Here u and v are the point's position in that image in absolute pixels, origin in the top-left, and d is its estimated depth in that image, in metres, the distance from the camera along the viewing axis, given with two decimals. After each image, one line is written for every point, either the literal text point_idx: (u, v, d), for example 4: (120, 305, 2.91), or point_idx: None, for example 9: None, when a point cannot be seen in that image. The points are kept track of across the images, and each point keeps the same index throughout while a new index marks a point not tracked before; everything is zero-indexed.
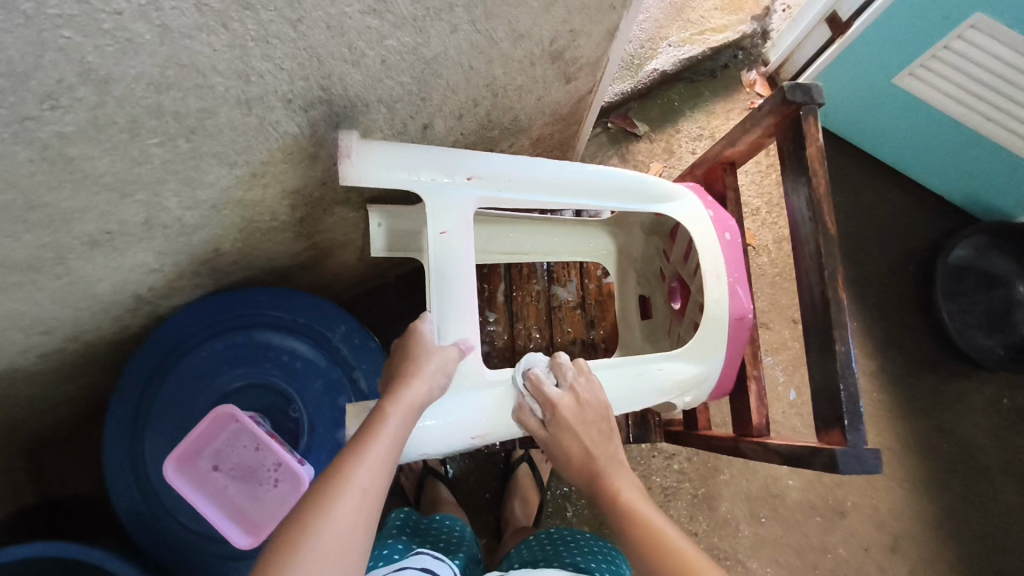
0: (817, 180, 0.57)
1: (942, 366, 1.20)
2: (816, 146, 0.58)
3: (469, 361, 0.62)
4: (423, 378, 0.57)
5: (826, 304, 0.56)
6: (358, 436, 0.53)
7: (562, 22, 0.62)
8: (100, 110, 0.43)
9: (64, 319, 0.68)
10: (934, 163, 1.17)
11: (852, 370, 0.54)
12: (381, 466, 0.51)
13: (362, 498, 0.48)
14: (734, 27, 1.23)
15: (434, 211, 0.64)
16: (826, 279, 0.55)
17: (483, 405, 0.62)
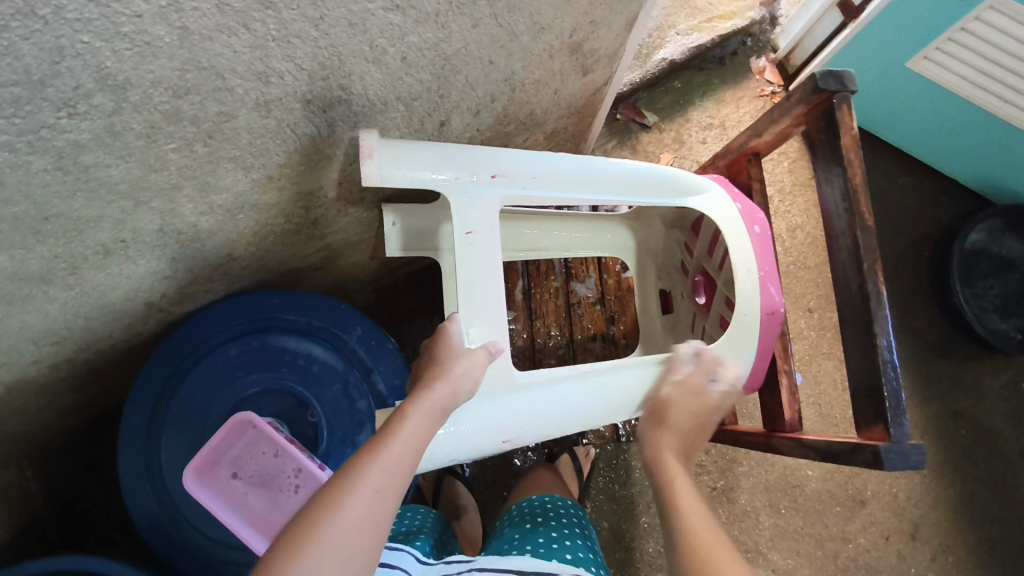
0: (853, 170, 0.56)
1: (959, 353, 1.19)
2: (851, 135, 0.57)
3: (499, 362, 0.60)
4: (447, 382, 0.56)
5: (865, 298, 0.55)
6: (377, 436, 0.52)
7: (583, 13, 0.60)
8: (117, 116, 0.42)
9: (78, 329, 0.67)
10: (950, 148, 1.16)
11: (893, 365, 0.53)
12: (397, 467, 0.49)
13: (373, 497, 0.46)
14: (742, 15, 1.22)
15: (458, 210, 0.61)
16: (866, 272, 0.54)
17: (514, 409, 0.61)
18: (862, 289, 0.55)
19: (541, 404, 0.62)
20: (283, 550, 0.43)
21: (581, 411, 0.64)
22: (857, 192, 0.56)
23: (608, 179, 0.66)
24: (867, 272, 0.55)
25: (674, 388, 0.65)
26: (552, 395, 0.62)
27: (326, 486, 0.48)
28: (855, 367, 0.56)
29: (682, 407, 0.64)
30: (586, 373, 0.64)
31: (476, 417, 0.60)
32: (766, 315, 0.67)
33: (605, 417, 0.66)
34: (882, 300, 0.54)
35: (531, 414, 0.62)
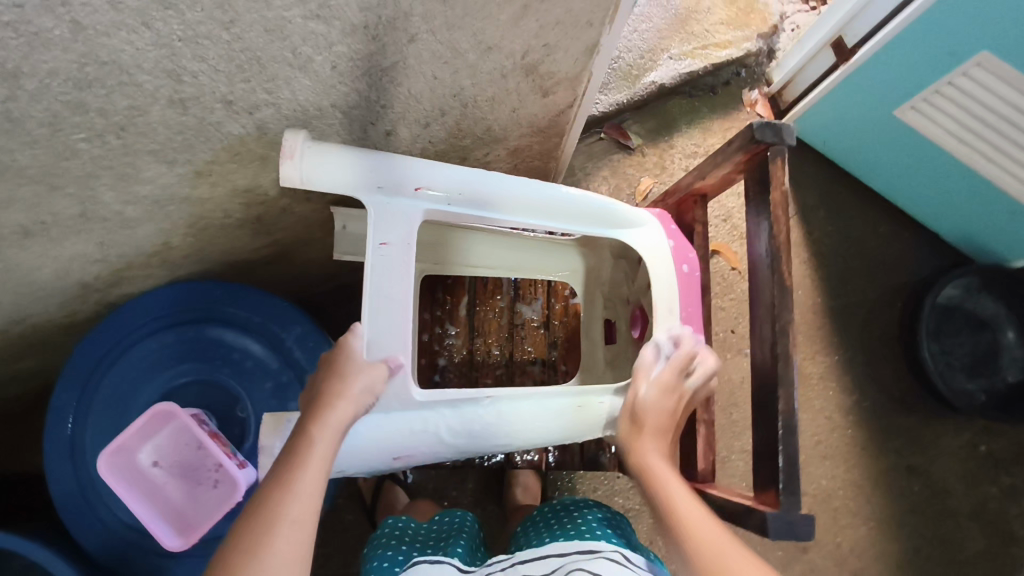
0: (779, 226, 0.57)
1: (921, 408, 1.17)
2: (781, 190, 0.58)
3: (397, 380, 0.59)
4: (347, 398, 0.54)
5: (776, 359, 0.56)
6: (283, 462, 0.50)
7: (534, 37, 0.59)
8: (13, 103, 0.41)
9: (5, 303, 0.66)
10: (929, 200, 1.14)
11: (793, 430, 0.55)
12: (312, 496, 0.49)
13: (293, 531, 0.47)
14: (739, 45, 1.20)
15: (376, 218, 0.60)
16: (778, 331, 0.56)
17: (409, 425, 0.61)
18: (776, 347, 0.56)
19: (437, 426, 0.62)
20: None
21: (471, 436, 0.63)
22: (779, 250, 0.57)
23: (540, 204, 0.66)
24: (780, 333, 0.56)
25: (651, 391, 0.64)
26: (452, 414, 0.62)
27: (242, 520, 0.47)
28: (765, 423, 0.57)
29: (658, 411, 0.64)
30: (480, 399, 0.63)
31: (371, 431, 0.60)
32: None
33: (497, 444, 0.65)
34: (790, 362, 0.56)
35: (426, 434, 0.62)
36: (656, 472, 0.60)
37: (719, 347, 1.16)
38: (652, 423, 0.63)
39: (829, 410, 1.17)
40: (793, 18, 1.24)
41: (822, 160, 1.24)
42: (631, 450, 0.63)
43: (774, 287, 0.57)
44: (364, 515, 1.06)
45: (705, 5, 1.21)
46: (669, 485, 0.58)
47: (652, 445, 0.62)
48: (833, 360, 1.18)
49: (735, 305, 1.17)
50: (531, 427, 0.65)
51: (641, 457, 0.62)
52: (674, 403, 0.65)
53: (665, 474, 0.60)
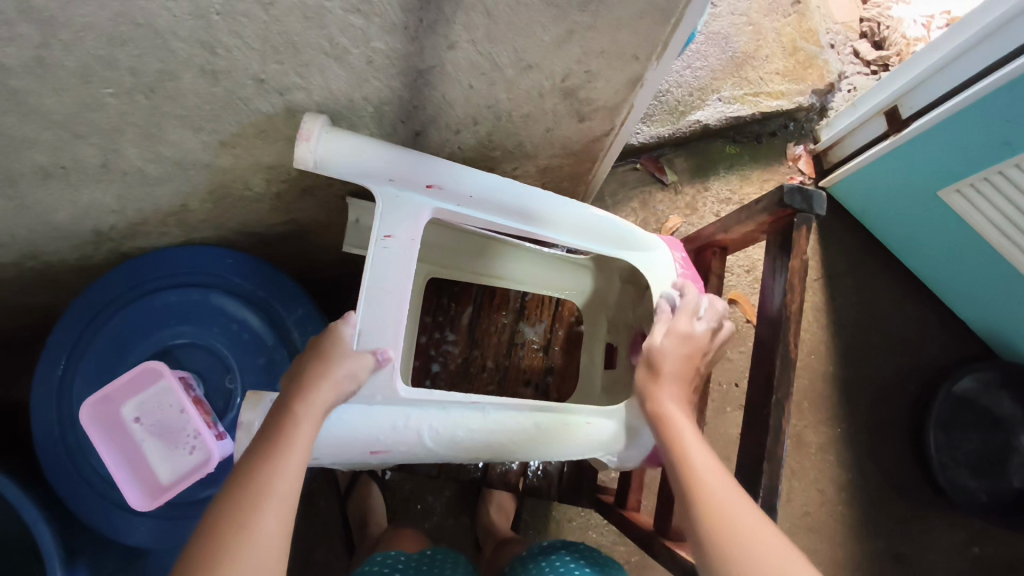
0: (792, 297, 0.56)
1: (917, 498, 1.14)
2: (800, 260, 0.57)
3: (382, 373, 0.56)
4: (327, 380, 0.52)
5: (766, 433, 0.55)
6: (265, 438, 0.48)
7: (577, 62, 0.58)
8: (46, 50, 0.41)
9: (18, 237, 0.67)
10: (961, 288, 1.10)
11: (773, 509, 0.54)
12: (297, 472, 0.47)
13: (280, 503, 0.45)
14: (792, 97, 1.18)
15: (382, 210, 0.57)
16: (773, 404, 0.55)
17: (391, 419, 0.57)
18: (768, 422, 0.55)
19: (422, 425, 0.58)
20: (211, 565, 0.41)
21: (454, 443, 0.59)
22: (789, 320, 0.56)
23: (555, 217, 0.64)
24: (775, 406, 0.55)
25: (667, 339, 0.63)
26: (436, 413, 0.58)
27: (225, 492, 0.45)
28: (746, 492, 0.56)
29: (679, 355, 0.62)
30: (469, 406, 0.59)
31: (351, 420, 0.56)
32: None
33: (480, 454, 0.61)
34: (780, 437, 0.55)
35: (409, 433, 0.58)
36: (673, 415, 0.58)
37: (721, 398, 1.13)
38: (669, 371, 0.61)
39: (822, 483, 1.13)
40: (850, 79, 1.23)
41: (857, 228, 1.21)
42: (645, 396, 0.61)
43: (778, 360, 0.56)
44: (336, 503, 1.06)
45: (764, 52, 1.19)
46: (681, 433, 0.56)
47: (670, 389, 0.60)
48: (835, 432, 1.15)
49: (743, 358, 1.14)
50: (517, 442, 0.61)
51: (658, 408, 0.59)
52: (692, 352, 0.63)
53: (676, 419, 0.58)
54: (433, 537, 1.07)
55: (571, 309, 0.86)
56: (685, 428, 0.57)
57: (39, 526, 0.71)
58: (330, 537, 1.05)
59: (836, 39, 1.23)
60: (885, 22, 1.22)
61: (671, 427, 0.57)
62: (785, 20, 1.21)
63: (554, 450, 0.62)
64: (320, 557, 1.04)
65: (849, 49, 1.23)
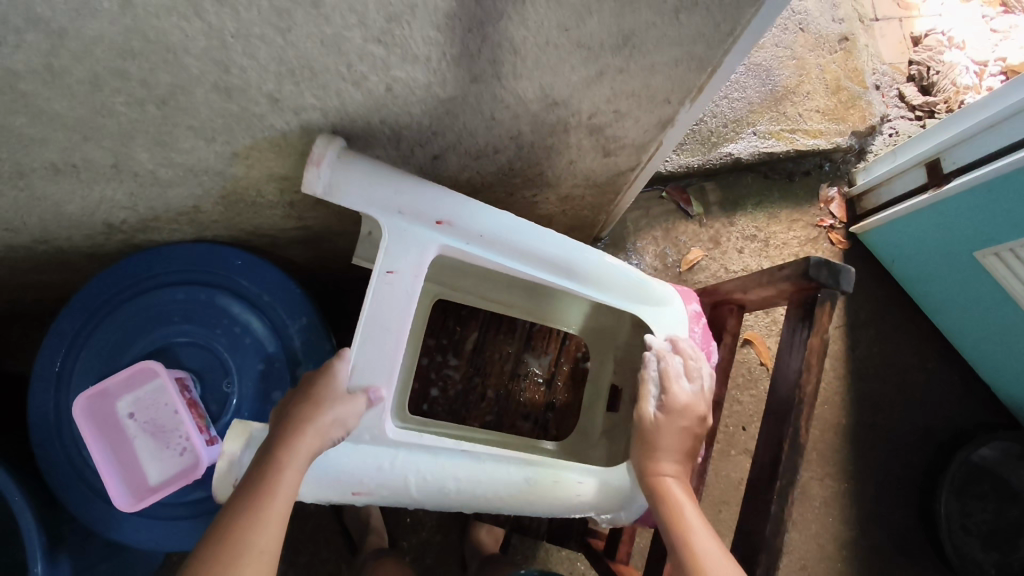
0: (807, 376, 0.54)
1: (921, 562, 1.11)
2: (820, 336, 0.55)
3: (374, 413, 0.54)
4: (313, 424, 0.51)
5: (767, 516, 0.53)
6: (248, 490, 0.48)
7: (605, 101, 0.56)
8: (55, 59, 0.40)
9: (28, 223, 0.66)
10: (989, 352, 1.06)
11: None
12: (275, 527, 0.46)
13: (256, 564, 0.44)
14: (830, 137, 1.14)
15: (389, 244, 0.55)
16: (777, 488, 0.53)
17: (378, 461, 0.56)
18: (770, 504, 0.53)
19: (407, 471, 0.56)
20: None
21: (441, 492, 0.57)
22: (802, 400, 0.54)
23: (567, 262, 0.62)
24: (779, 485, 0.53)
25: (661, 413, 0.62)
26: (423, 459, 0.57)
27: (204, 548, 0.45)
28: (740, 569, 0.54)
29: (672, 431, 0.61)
30: (459, 452, 0.58)
31: (332, 458, 0.54)
32: None
33: (465, 505, 0.59)
34: (782, 523, 0.53)
35: (393, 477, 0.56)
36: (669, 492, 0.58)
37: (727, 440, 1.10)
38: (667, 447, 0.61)
39: (824, 538, 1.10)
40: (894, 123, 1.18)
41: (886, 278, 1.17)
42: (644, 473, 0.61)
43: (785, 441, 0.54)
44: (327, 509, 1.05)
45: (806, 89, 1.15)
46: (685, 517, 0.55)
47: (667, 464, 0.60)
48: (842, 486, 1.12)
49: (754, 402, 1.11)
50: (505, 494, 0.59)
51: (655, 475, 0.60)
52: (688, 422, 0.62)
53: (674, 496, 0.57)
54: (420, 551, 1.06)
55: (578, 344, 0.84)
56: (683, 503, 0.57)
57: (24, 516, 0.69)
58: (317, 542, 1.04)
59: (882, 80, 1.19)
60: (935, 67, 1.18)
61: (677, 515, 0.56)
62: (830, 57, 1.17)
63: (543, 505, 0.60)
64: (305, 561, 1.03)
65: (895, 91, 1.19)
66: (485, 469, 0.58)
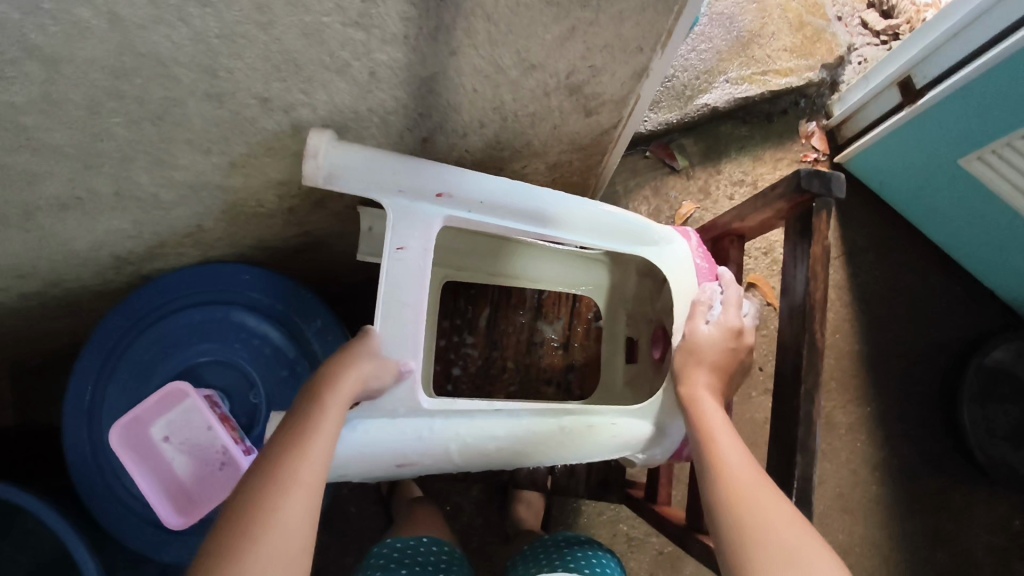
0: (816, 284, 0.56)
1: (951, 472, 1.13)
2: (823, 246, 0.56)
3: (404, 386, 0.57)
4: (354, 368, 0.52)
5: (797, 424, 0.55)
6: (291, 426, 0.48)
7: (580, 57, 0.57)
8: (51, 86, 0.41)
9: (40, 266, 0.67)
10: (987, 256, 1.08)
11: (808, 501, 0.53)
12: (321, 460, 0.46)
13: (306, 495, 0.44)
14: (801, 73, 1.16)
15: (395, 224, 0.58)
16: (803, 395, 0.55)
17: (417, 431, 0.57)
18: (797, 413, 0.55)
19: (447, 437, 0.58)
20: (243, 559, 0.40)
21: (482, 453, 0.60)
22: (813, 310, 0.56)
23: (569, 216, 0.64)
24: (805, 396, 0.55)
25: (711, 332, 0.64)
26: (459, 424, 0.59)
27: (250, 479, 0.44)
28: (780, 481, 0.55)
29: (717, 352, 0.64)
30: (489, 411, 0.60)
31: (372, 433, 0.56)
32: None
33: (507, 462, 0.61)
34: (812, 429, 0.54)
35: (434, 445, 0.58)
36: (700, 402, 0.59)
37: (746, 383, 1.12)
38: (709, 358, 0.63)
39: (856, 462, 1.13)
40: (860, 51, 1.20)
41: (877, 202, 1.19)
42: (680, 378, 0.63)
43: (804, 355, 0.55)
44: (368, 509, 1.06)
45: (770, 30, 1.17)
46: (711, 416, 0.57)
47: (702, 373, 0.62)
48: (865, 411, 1.14)
49: (767, 342, 1.13)
50: (544, 444, 0.61)
51: (691, 386, 0.61)
52: (732, 348, 0.64)
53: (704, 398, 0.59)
54: (465, 535, 1.08)
55: (589, 304, 0.85)
56: (713, 411, 0.58)
57: (78, 551, 0.71)
58: (363, 542, 1.06)
59: (844, 10, 1.20)
60: None
61: (705, 416, 0.58)
62: None
63: (581, 451, 0.62)
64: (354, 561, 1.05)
65: (857, 19, 1.20)
66: (521, 427, 0.60)
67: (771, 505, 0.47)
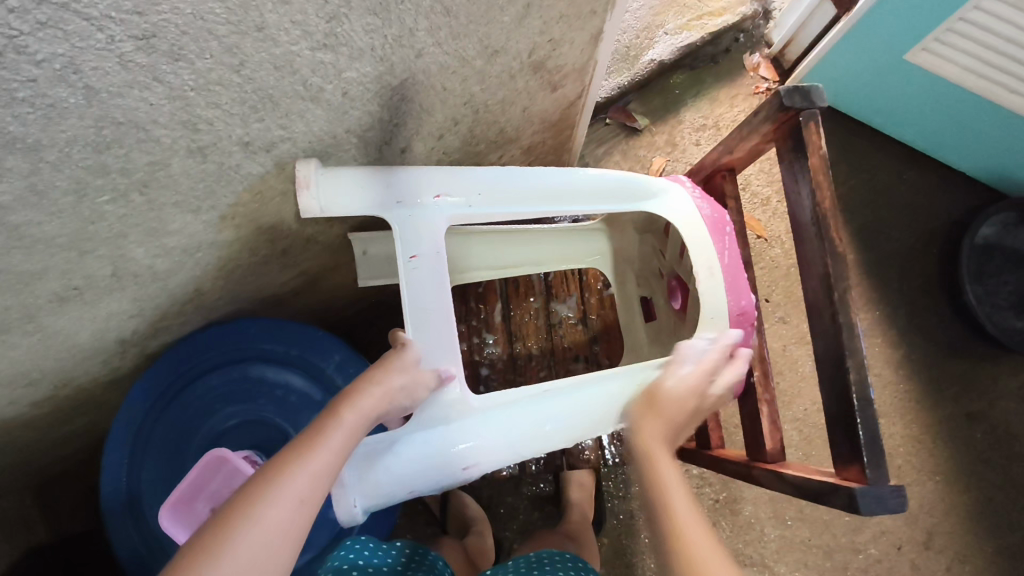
0: (822, 192, 0.57)
1: (970, 354, 1.15)
2: (819, 155, 0.58)
3: (449, 389, 0.58)
4: (382, 385, 0.52)
5: (839, 330, 0.56)
6: (306, 433, 0.48)
7: (539, 33, 0.58)
8: (37, 176, 0.40)
9: (49, 370, 0.65)
10: (953, 140, 1.11)
11: (869, 404, 0.54)
12: (324, 477, 0.46)
13: (297, 509, 0.44)
14: (734, 10, 1.18)
15: (402, 234, 0.60)
16: (837, 300, 0.56)
17: (475, 431, 0.58)
18: (837, 321, 0.56)
19: (504, 429, 0.59)
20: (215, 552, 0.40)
21: (540, 437, 0.60)
22: (826, 218, 0.57)
23: (562, 190, 0.65)
24: (839, 303, 0.56)
25: (680, 384, 0.60)
26: (511, 415, 0.59)
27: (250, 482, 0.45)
28: (836, 393, 0.56)
29: (681, 407, 0.60)
30: (540, 394, 0.61)
31: (432, 445, 0.57)
32: (736, 318, 0.67)
33: (566, 441, 0.62)
34: (854, 333, 0.55)
35: (494, 440, 0.58)
36: (654, 458, 0.55)
37: None
38: (668, 415, 0.59)
39: (879, 367, 1.15)
40: None
41: (836, 115, 1.22)
42: (636, 427, 0.59)
43: (829, 260, 0.56)
44: (426, 532, 1.06)
45: None
46: (666, 480, 0.53)
47: (659, 432, 0.58)
48: (874, 316, 1.16)
49: (767, 274, 1.15)
50: (593, 414, 0.62)
51: (648, 446, 0.56)
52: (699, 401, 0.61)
53: (660, 461, 0.54)
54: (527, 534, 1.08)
55: (596, 275, 0.87)
56: (668, 467, 0.54)
57: None
58: None
59: None
60: None
61: (656, 473, 0.54)
62: None
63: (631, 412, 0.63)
64: None
65: None
66: (570, 401, 0.61)
67: None
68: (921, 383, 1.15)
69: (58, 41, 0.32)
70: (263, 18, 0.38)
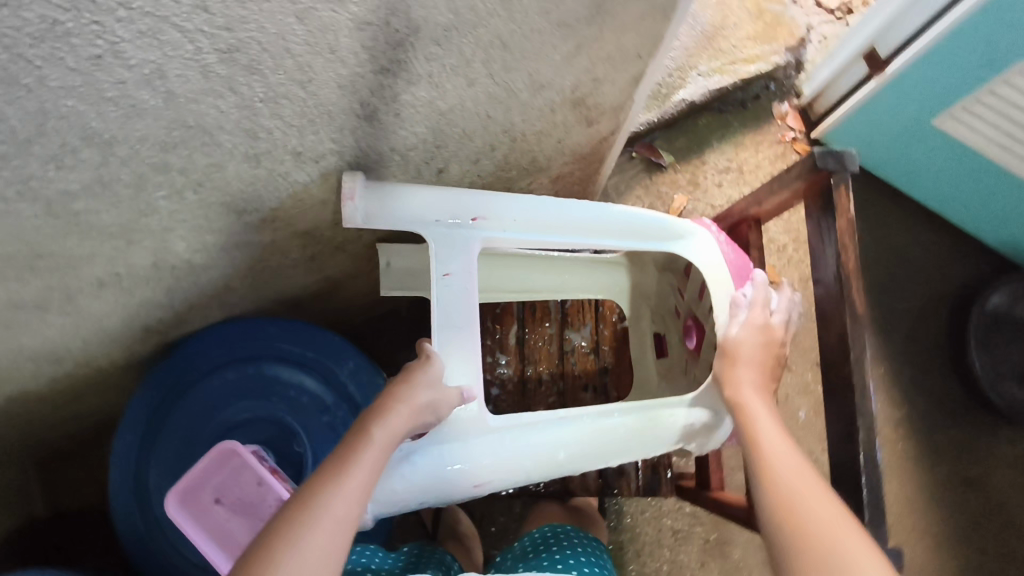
0: (847, 253, 0.59)
1: (970, 419, 1.16)
2: (847, 218, 0.60)
3: (471, 407, 0.59)
4: (408, 404, 0.54)
5: (851, 388, 0.57)
6: (338, 456, 0.50)
7: (585, 71, 0.60)
8: (105, 169, 0.42)
9: (75, 349, 0.67)
10: (971, 207, 1.13)
11: (875, 463, 0.55)
12: (357, 497, 0.48)
13: (334, 529, 0.45)
14: (768, 57, 1.20)
15: (438, 252, 0.62)
16: (852, 359, 0.57)
17: (491, 450, 0.60)
18: (850, 379, 0.57)
19: (519, 451, 0.60)
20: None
21: (554, 463, 0.62)
22: (848, 278, 0.59)
23: (593, 225, 0.67)
24: (854, 362, 0.57)
25: (742, 330, 0.65)
26: (526, 438, 0.61)
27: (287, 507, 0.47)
28: (842, 448, 0.58)
29: (753, 348, 0.65)
30: (555, 419, 0.62)
31: (450, 460, 0.58)
32: None
33: (578, 467, 0.64)
34: (865, 392, 0.56)
35: (509, 460, 0.60)
36: (742, 400, 0.61)
37: None
38: (746, 356, 0.64)
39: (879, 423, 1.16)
40: (819, 29, 1.23)
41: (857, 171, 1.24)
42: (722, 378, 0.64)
43: (847, 319, 0.58)
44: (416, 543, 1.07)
45: (731, 21, 1.21)
46: (756, 419, 0.59)
47: (744, 375, 0.63)
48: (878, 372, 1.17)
49: None
50: (610, 443, 0.64)
51: (734, 392, 0.62)
52: (767, 341, 0.66)
53: (751, 404, 0.60)
54: None
55: (611, 306, 0.89)
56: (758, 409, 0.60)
57: None
58: None
59: None
60: None
61: (745, 412, 0.60)
62: None
63: (641, 445, 0.65)
64: None
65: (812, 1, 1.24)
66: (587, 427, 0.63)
67: (818, 506, 0.48)
68: (919, 443, 1.15)
69: (153, 50, 0.34)
70: (337, 42, 0.41)
